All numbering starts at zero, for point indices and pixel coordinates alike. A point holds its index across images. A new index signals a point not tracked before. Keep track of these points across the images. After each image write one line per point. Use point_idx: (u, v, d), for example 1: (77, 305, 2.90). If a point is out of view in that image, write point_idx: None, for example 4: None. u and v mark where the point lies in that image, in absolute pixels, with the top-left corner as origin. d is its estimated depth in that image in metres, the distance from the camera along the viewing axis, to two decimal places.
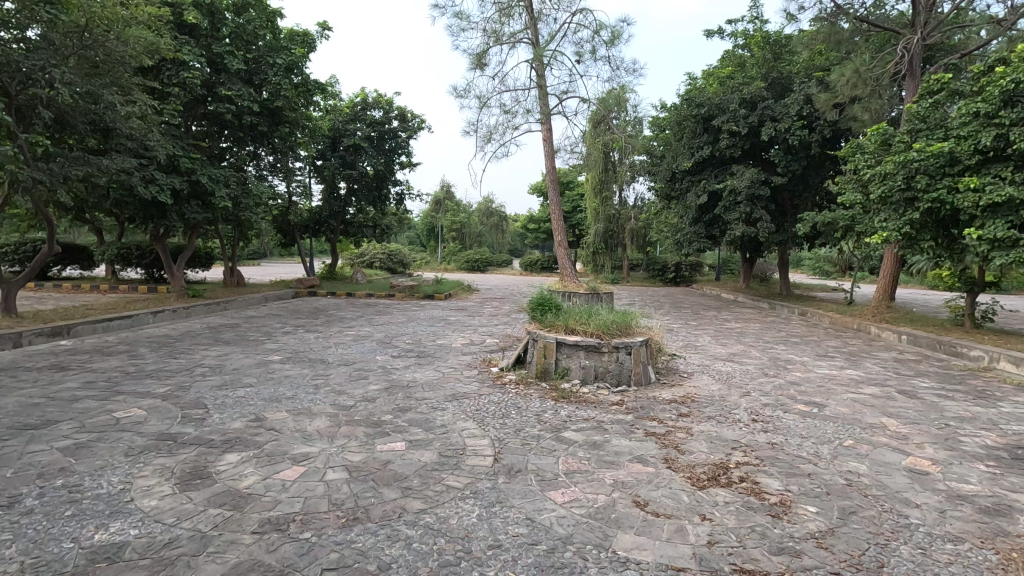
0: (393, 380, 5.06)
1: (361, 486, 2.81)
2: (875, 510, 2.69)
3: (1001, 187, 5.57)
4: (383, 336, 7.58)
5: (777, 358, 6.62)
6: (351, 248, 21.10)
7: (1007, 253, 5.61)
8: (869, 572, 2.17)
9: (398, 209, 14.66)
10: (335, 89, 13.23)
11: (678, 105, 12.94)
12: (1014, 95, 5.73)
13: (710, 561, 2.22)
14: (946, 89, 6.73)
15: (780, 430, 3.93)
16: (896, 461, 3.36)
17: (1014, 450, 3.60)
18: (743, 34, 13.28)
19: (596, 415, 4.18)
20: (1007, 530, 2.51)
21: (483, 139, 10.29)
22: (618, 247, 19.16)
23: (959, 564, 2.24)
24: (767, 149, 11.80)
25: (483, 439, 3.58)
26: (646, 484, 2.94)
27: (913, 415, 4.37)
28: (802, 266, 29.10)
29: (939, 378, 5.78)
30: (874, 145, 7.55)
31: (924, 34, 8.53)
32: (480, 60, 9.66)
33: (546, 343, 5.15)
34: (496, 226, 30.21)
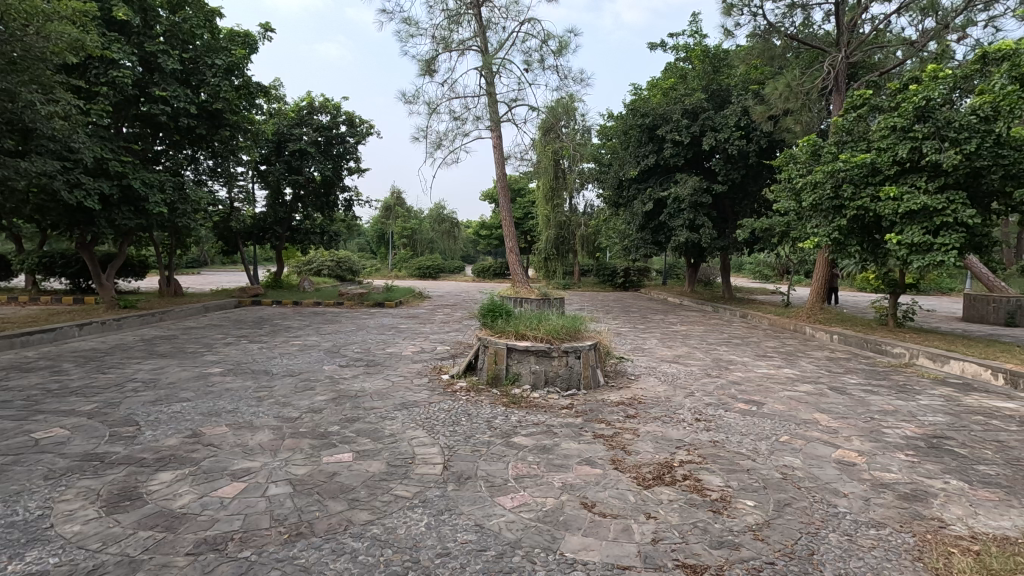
0: (341, 390, 4.95)
1: (305, 500, 2.73)
2: (807, 501, 2.85)
3: (917, 196, 6.02)
4: (330, 345, 7.40)
5: (719, 359, 6.88)
6: (297, 256, 20.52)
7: (923, 257, 6.04)
8: (800, 560, 2.29)
9: (347, 216, 14.37)
10: (279, 93, 12.85)
11: (624, 115, 13.34)
12: (925, 111, 6.22)
13: (654, 558, 2.29)
14: (867, 104, 7.21)
15: (720, 428, 4.10)
16: (827, 454, 3.57)
17: (930, 439, 3.90)
18: (684, 48, 13.78)
19: (546, 419, 4.23)
20: (923, 514, 2.71)
21: (433, 145, 10.24)
22: (568, 253, 19.49)
23: (880, 548, 2.40)
24: (709, 158, 12.30)
25: (433, 447, 3.56)
26: (594, 486, 3.00)
27: (843, 410, 4.65)
28: (743, 270, 30.39)
29: (866, 374, 6.18)
30: (805, 155, 8.01)
31: (848, 52, 9.15)
32: (430, 66, 9.63)
33: (497, 349, 5.16)
34: (447, 232, 30.02)
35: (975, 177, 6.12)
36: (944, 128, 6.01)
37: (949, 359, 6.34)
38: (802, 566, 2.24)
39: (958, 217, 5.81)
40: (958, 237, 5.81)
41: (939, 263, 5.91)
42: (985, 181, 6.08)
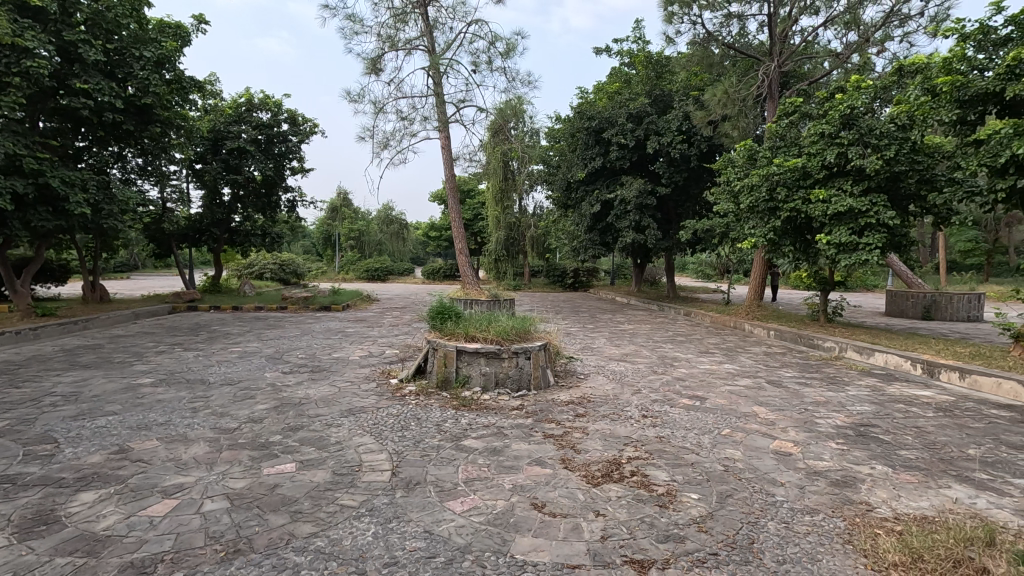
0: (284, 398, 4.74)
1: (242, 515, 2.58)
2: (748, 491, 2.94)
3: (844, 199, 6.39)
4: (272, 351, 7.10)
5: (665, 357, 7.07)
6: (237, 259, 19.64)
7: (850, 256, 6.41)
8: (741, 550, 2.35)
9: (290, 217, 13.88)
10: (215, 88, 12.26)
11: (571, 118, 13.52)
12: (850, 119, 6.60)
13: (603, 555, 2.30)
14: (798, 111, 7.59)
15: (666, 424, 4.19)
16: (766, 445, 3.70)
17: (858, 427, 4.13)
18: (628, 53, 14.10)
19: (496, 421, 4.19)
20: (853, 499, 2.85)
21: (380, 146, 10.03)
22: (518, 254, 19.55)
23: (816, 533, 2.50)
24: (653, 161, 12.62)
25: (380, 454, 3.46)
26: (544, 486, 2.99)
27: (779, 402, 4.86)
28: (687, 270, 31.45)
29: (800, 368, 6.49)
30: (742, 159, 8.33)
31: (780, 62, 9.62)
32: (376, 65, 9.42)
33: (446, 351, 5.08)
34: (396, 234, 29.55)
35: (894, 181, 6.58)
36: (867, 135, 6.41)
37: (874, 352, 6.75)
38: (743, 555, 2.31)
39: (880, 219, 6.20)
40: (880, 238, 6.21)
41: (864, 261, 6.29)
42: (903, 184, 6.53)
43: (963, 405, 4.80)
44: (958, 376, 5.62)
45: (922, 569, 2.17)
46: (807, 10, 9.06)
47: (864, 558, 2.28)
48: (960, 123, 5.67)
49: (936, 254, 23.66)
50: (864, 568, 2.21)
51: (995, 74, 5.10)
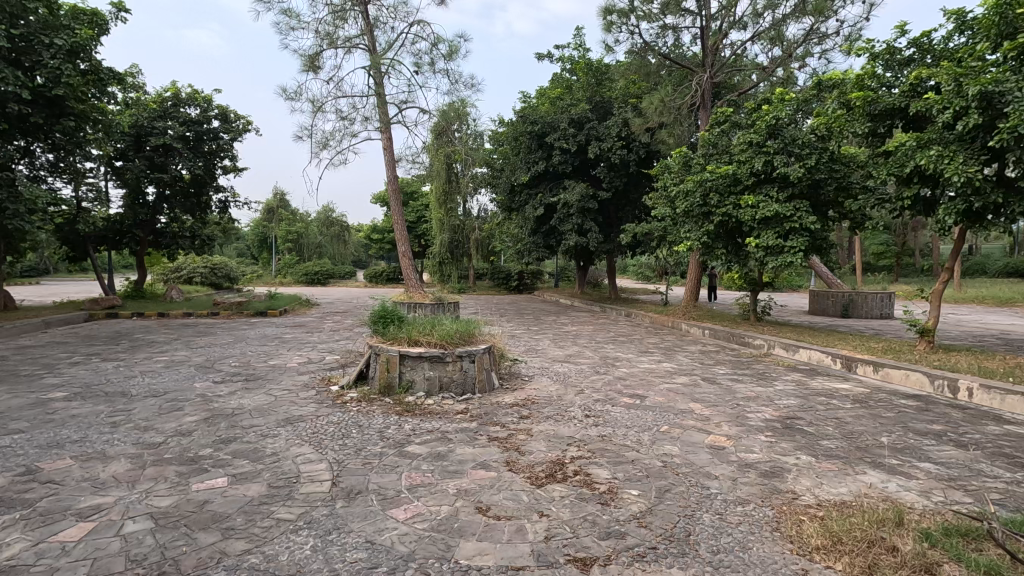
0: (215, 409, 4.50)
1: (168, 535, 2.43)
2: (684, 486, 3.05)
3: (771, 204, 6.78)
4: (202, 360, 6.73)
5: (607, 357, 7.25)
6: (163, 263, 18.47)
7: (776, 258, 6.80)
8: (679, 542, 2.44)
9: (222, 218, 13.22)
10: (136, 81, 11.50)
11: (514, 122, 13.63)
12: (775, 129, 7.02)
13: (547, 556, 2.32)
14: (728, 121, 7.98)
15: (607, 422, 4.29)
16: (701, 440, 3.86)
17: (785, 420, 4.37)
18: (569, 60, 14.34)
19: (440, 426, 4.15)
20: (780, 488, 3.02)
21: (319, 146, 9.73)
22: (463, 257, 19.45)
23: (746, 523, 2.62)
24: (594, 166, 12.91)
25: (319, 464, 3.35)
26: (488, 489, 2.99)
27: (714, 398, 5.08)
28: (628, 272, 32.42)
29: (733, 365, 6.81)
30: (678, 166, 8.65)
31: (712, 73, 10.09)
32: (314, 62, 9.14)
33: (389, 356, 4.98)
34: (337, 236, 28.76)
35: (815, 188, 7.06)
36: (791, 145, 6.84)
37: (798, 348, 7.19)
38: (680, 547, 2.39)
39: (803, 223, 6.64)
40: (803, 241, 6.63)
41: (789, 263, 6.70)
42: (823, 191, 7.03)
43: (876, 397, 5.20)
44: (872, 369, 6.06)
45: (841, 550, 2.33)
46: (736, 25, 9.55)
47: (790, 543, 2.42)
48: (872, 135, 6.14)
49: (852, 255, 25.46)
50: (790, 553, 2.35)
51: (902, 90, 5.57)
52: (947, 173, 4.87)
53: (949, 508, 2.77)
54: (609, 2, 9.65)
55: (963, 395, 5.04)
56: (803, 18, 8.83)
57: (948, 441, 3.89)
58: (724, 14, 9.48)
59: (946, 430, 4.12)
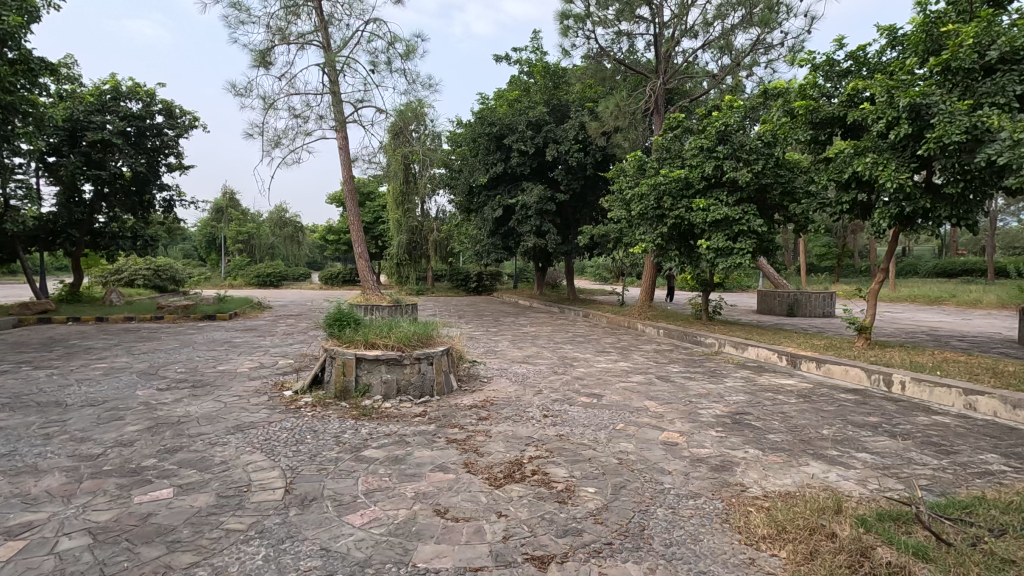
0: (159, 417, 4.31)
1: (108, 551, 2.32)
2: (639, 482, 3.14)
3: (721, 208, 7.04)
4: (145, 367, 6.42)
5: (565, 357, 7.34)
6: (101, 265, 17.48)
7: (726, 259, 7.06)
8: (634, 537, 2.50)
9: (166, 218, 12.65)
10: (72, 73, 10.88)
11: (472, 123, 13.62)
12: (724, 135, 7.30)
13: (505, 555, 2.35)
14: (681, 126, 8.24)
15: (565, 422, 4.35)
16: (655, 437, 3.97)
17: (734, 415, 4.56)
18: (527, 63, 14.43)
19: (398, 429, 4.12)
20: (729, 481, 3.15)
21: (271, 144, 9.48)
22: (421, 259, 19.27)
23: (697, 515, 2.72)
24: (552, 168, 13.04)
25: (272, 471, 3.26)
26: (447, 491, 2.99)
27: (668, 395, 5.23)
28: (586, 273, 32.93)
29: (686, 363, 7.03)
30: (633, 169, 8.82)
31: (665, 80, 10.37)
32: (265, 58, 8.88)
33: (345, 359, 4.89)
34: (290, 237, 27.98)
35: (762, 193, 7.39)
36: (739, 150, 7.14)
37: (747, 346, 7.48)
38: (635, 542, 2.46)
39: (751, 226, 6.95)
40: (751, 243, 6.90)
41: (738, 264, 6.96)
42: (769, 195, 7.37)
43: (818, 391, 5.47)
44: (815, 365, 6.37)
45: (784, 538, 2.44)
46: (688, 33, 9.85)
47: (738, 534, 2.53)
48: (813, 142, 6.47)
49: (797, 257, 26.68)
50: (738, 543, 2.45)
51: (840, 100, 5.90)
52: (881, 179, 5.18)
53: (882, 495, 2.95)
54: (566, 6, 9.78)
55: (897, 388, 5.37)
56: (750, 28, 9.19)
57: (883, 432, 4.13)
58: (676, 22, 9.76)
59: (881, 422, 4.38)
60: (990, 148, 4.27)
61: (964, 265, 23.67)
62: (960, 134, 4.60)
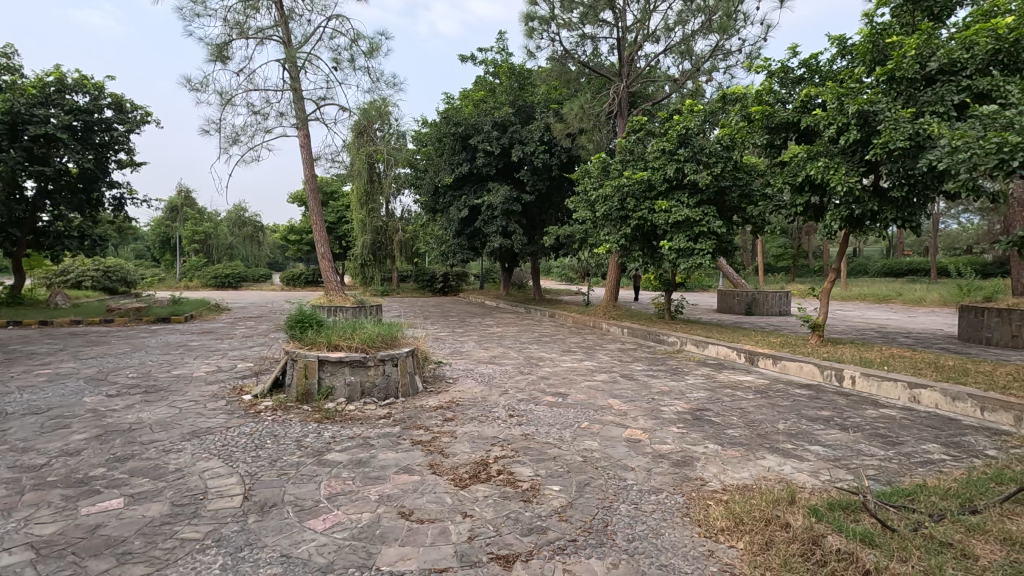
0: (108, 425, 4.13)
1: (52, 565, 2.22)
2: (602, 479, 3.19)
3: (682, 209, 7.21)
4: (93, 372, 6.14)
5: (531, 357, 7.39)
6: (45, 265, 16.60)
7: (687, 259, 7.23)
8: (597, 533, 2.54)
9: (116, 216, 12.13)
10: (12, 63, 10.31)
11: (438, 122, 13.54)
12: (685, 138, 7.47)
13: (470, 555, 2.35)
14: (643, 129, 8.40)
15: (531, 421, 4.38)
16: (619, 435, 4.03)
17: (695, 412, 4.68)
18: (493, 63, 14.44)
19: (362, 431, 4.07)
20: (689, 476, 3.23)
21: (229, 141, 9.21)
22: (386, 259, 19.03)
23: (659, 510, 2.78)
24: (517, 169, 13.09)
25: (230, 478, 3.17)
26: (412, 493, 2.97)
27: (631, 393, 5.33)
28: (552, 273, 33.22)
29: (649, 361, 7.17)
30: (597, 171, 8.93)
31: (628, 83, 10.54)
32: (222, 52, 8.62)
33: (307, 362, 4.78)
34: (250, 237, 27.24)
35: (721, 195, 7.59)
36: (699, 153, 7.32)
37: (708, 345, 7.67)
38: (598, 538, 2.50)
39: (711, 227, 7.14)
40: (711, 244, 7.10)
41: (699, 264, 7.14)
42: (728, 198, 7.59)
43: (775, 387, 5.67)
44: (772, 362, 6.59)
45: (741, 530, 2.52)
46: (650, 37, 10.04)
47: (697, 527, 2.60)
48: (769, 146, 6.69)
49: (755, 257, 27.54)
50: (697, 536, 2.52)
51: (794, 106, 6.12)
52: (832, 183, 5.40)
53: (833, 485, 3.08)
54: (531, 8, 9.84)
55: (848, 382, 5.61)
56: (710, 35, 9.44)
57: (834, 425, 4.31)
58: (639, 27, 9.93)
59: (832, 416, 4.57)
60: (932, 154, 4.51)
61: (910, 265, 24.90)
62: (904, 140, 4.84)
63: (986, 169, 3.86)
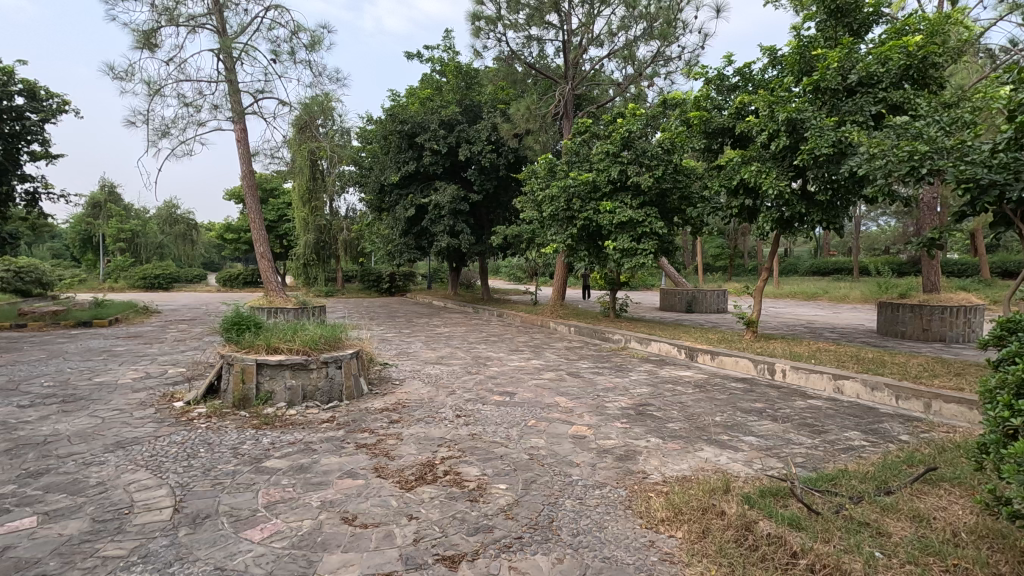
0: (20, 438, 3.81)
1: None
2: (548, 475, 3.23)
3: (626, 210, 7.40)
4: (2, 382, 5.64)
5: (478, 357, 7.37)
6: None
7: (631, 259, 7.43)
8: (543, 530, 2.57)
9: (28, 212, 11.19)
10: None
11: (383, 119, 13.28)
12: (628, 140, 7.66)
13: (416, 558, 2.32)
14: (588, 131, 8.55)
15: (478, 421, 4.38)
16: (565, 431, 4.09)
17: (638, 407, 4.81)
18: (439, 62, 14.31)
19: (304, 436, 3.94)
20: (632, 469, 3.32)
21: (158, 133, 8.68)
22: (330, 259, 18.50)
23: (603, 504, 2.84)
24: (465, 168, 13.04)
25: (159, 490, 3.00)
26: (355, 498, 2.90)
27: (577, 391, 5.42)
28: (501, 273, 33.37)
29: (595, 359, 7.31)
30: (543, 171, 9.00)
31: (574, 85, 10.71)
32: (150, 40, 8.12)
33: (244, 366, 4.59)
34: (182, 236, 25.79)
35: (662, 197, 7.84)
36: (642, 156, 7.53)
37: (651, 341, 7.91)
38: (543, 534, 2.53)
39: (653, 228, 7.36)
40: (653, 244, 7.32)
41: (641, 264, 7.35)
42: (669, 199, 7.86)
43: (713, 381, 5.91)
44: (710, 357, 6.87)
45: (680, 520, 2.61)
46: (594, 41, 10.23)
47: (639, 519, 2.67)
48: (707, 150, 6.97)
49: (695, 257, 28.63)
50: (638, 528, 2.59)
51: (729, 113, 6.40)
52: (764, 186, 5.68)
53: (765, 473, 3.24)
54: (477, 8, 9.82)
55: (779, 375, 5.92)
56: (651, 41, 9.72)
57: (767, 416, 4.54)
58: (584, 30, 10.09)
59: (765, 407, 4.81)
60: (853, 161, 4.82)
61: (835, 264, 26.59)
62: (827, 147, 5.16)
63: (899, 175, 4.15)
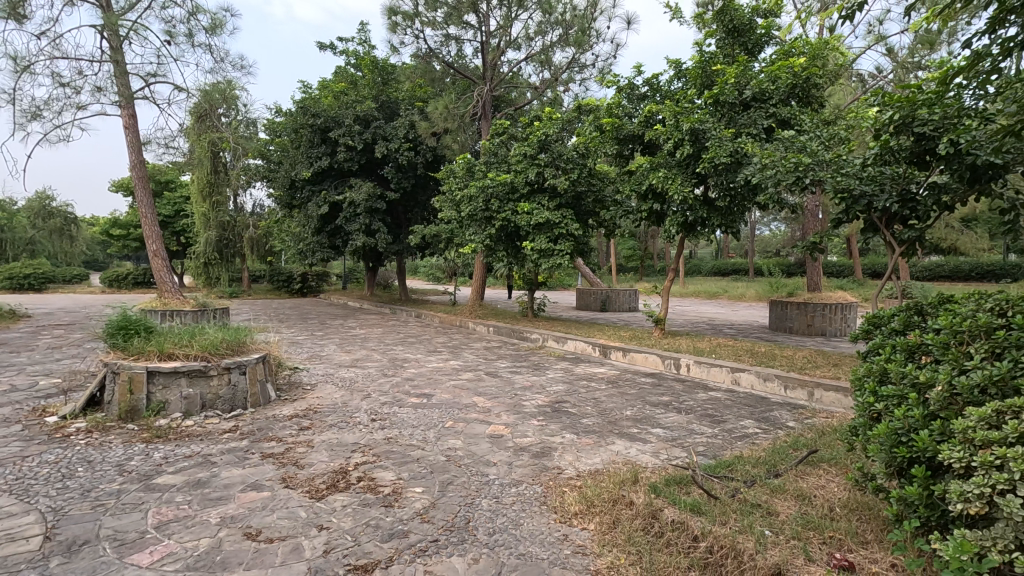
0: None
1: None
2: (465, 476, 3.21)
3: (542, 212, 7.53)
4: None
5: (395, 358, 7.21)
6: None
7: (548, 260, 7.58)
8: (460, 531, 2.55)
9: None
10: None
11: (293, 111, 12.63)
12: (545, 144, 7.80)
13: (326, 570, 2.21)
14: (506, 133, 8.63)
15: (394, 424, 4.27)
16: (482, 431, 4.09)
17: (554, 404, 4.92)
18: (354, 55, 13.82)
19: (203, 449, 3.65)
20: (548, 465, 3.38)
21: (27, 115, 7.70)
22: (235, 258, 17.31)
23: (519, 502, 2.87)
24: (381, 166, 12.72)
25: (25, 517, 2.65)
26: (260, 511, 2.73)
27: (495, 390, 5.45)
28: (419, 272, 32.97)
29: (513, 358, 7.39)
30: (461, 171, 8.95)
31: (492, 87, 10.76)
32: (17, 10, 7.18)
33: (132, 374, 4.16)
34: (59, 231, 23.06)
35: (578, 199, 8.08)
36: (558, 159, 7.71)
37: (567, 340, 8.09)
38: (460, 535, 2.51)
39: (568, 229, 7.56)
40: (569, 245, 7.51)
41: (558, 264, 7.52)
42: (584, 202, 8.10)
43: (625, 377, 6.16)
44: (623, 354, 7.15)
45: (593, 512, 2.69)
46: (512, 44, 10.31)
47: (554, 514, 2.72)
48: (619, 155, 7.25)
49: (609, 258, 29.82)
50: (554, 523, 2.64)
51: (639, 121, 6.68)
52: (671, 191, 5.99)
53: (670, 463, 3.42)
54: (394, 2, 9.59)
55: (684, 369, 6.28)
56: (567, 48, 9.96)
57: (673, 408, 4.80)
58: (501, 33, 10.14)
59: (671, 400, 5.09)
60: (748, 169, 5.20)
61: (733, 265, 28.75)
62: (726, 156, 5.53)
63: (786, 184, 4.54)
